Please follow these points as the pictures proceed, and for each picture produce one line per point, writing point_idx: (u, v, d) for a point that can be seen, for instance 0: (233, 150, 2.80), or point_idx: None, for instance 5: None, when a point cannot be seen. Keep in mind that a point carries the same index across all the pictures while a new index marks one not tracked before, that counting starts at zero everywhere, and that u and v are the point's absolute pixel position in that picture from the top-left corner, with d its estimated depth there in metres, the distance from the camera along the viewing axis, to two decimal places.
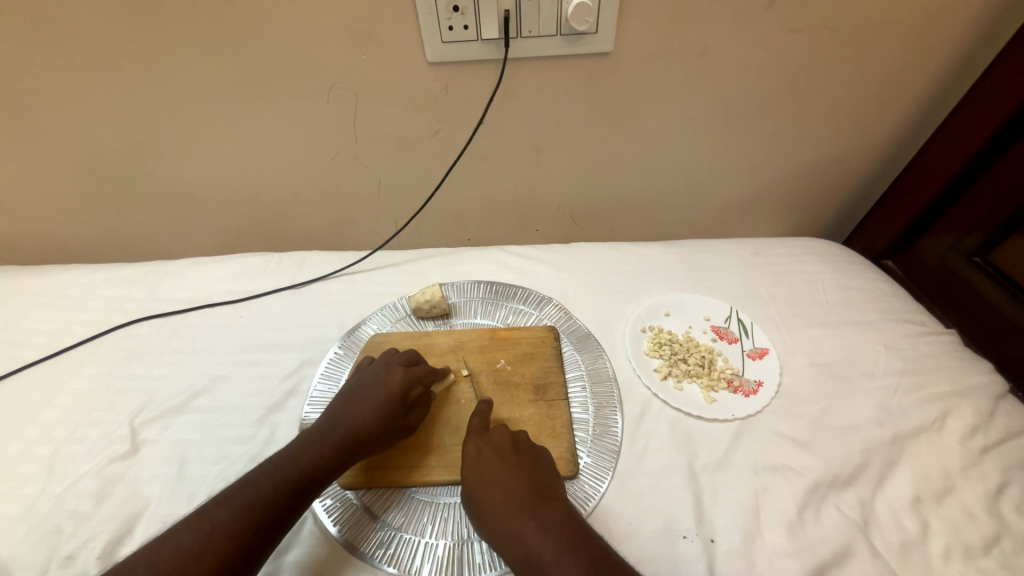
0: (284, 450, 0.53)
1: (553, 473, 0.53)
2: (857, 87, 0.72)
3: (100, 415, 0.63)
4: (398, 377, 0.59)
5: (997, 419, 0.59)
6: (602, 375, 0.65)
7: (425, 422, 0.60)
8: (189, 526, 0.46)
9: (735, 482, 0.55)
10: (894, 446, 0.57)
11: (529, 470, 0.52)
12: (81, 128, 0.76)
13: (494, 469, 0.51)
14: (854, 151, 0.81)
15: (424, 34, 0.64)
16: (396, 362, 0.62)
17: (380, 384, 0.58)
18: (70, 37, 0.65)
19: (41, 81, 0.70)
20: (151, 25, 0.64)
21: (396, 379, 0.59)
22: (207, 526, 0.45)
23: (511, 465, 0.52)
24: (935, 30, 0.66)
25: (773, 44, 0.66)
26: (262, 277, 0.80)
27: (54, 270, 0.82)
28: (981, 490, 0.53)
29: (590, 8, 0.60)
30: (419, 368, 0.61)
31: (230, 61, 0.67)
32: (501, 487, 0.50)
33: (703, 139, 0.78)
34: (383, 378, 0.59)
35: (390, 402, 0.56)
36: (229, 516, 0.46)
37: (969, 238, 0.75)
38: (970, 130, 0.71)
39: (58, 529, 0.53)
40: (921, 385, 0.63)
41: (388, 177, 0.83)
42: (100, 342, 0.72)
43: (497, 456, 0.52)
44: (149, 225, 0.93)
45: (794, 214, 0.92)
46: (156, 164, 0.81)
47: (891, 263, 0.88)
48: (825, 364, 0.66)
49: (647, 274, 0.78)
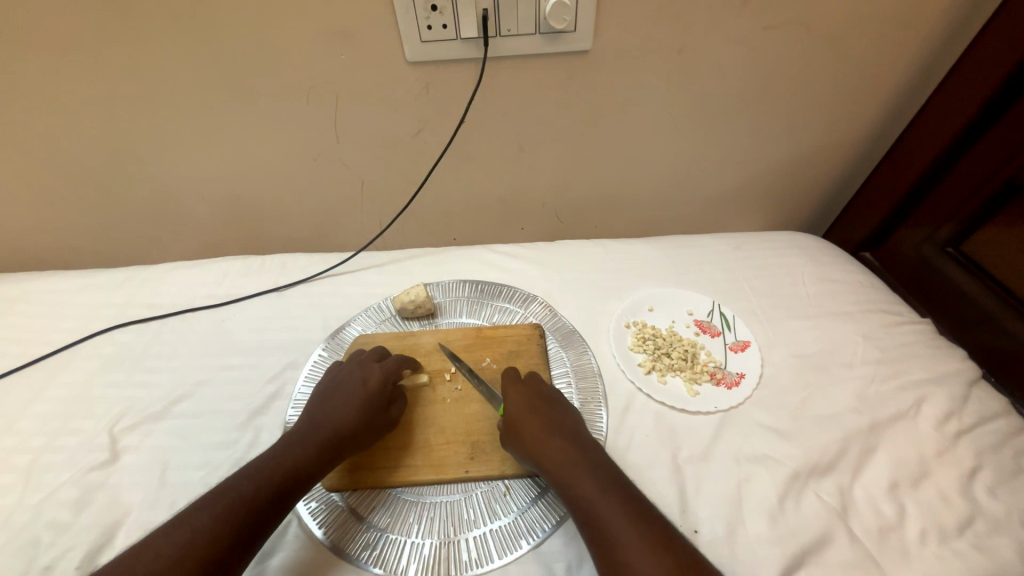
0: (267, 453, 0.53)
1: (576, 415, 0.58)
2: (833, 82, 0.73)
3: (79, 423, 0.62)
4: (376, 373, 0.60)
5: (970, 405, 0.61)
6: (587, 371, 0.66)
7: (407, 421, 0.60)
8: (168, 533, 0.45)
9: (718, 473, 0.56)
10: (871, 434, 0.58)
11: (559, 419, 0.56)
12: (54, 132, 0.74)
13: (531, 412, 0.56)
14: (832, 145, 0.83)
15: (402, 33, 0.64)
16: (372, 359, 0.63)
17: (359, 381, 0.59)
18: (38, 38, 0.63)
19: (10, 83, 0.68)
20: (123, 27, 0.63)
21: (374, 376, 0.60)
22: (187, 531, 0.45)
23: (544, 414, 0.56)
24: (906, 25, 0.67)
25: (749, 41, 0.67)
26: (244, 280, 0.79)
27: (29, 277, 0.80)
28: (954, 474, 0.55)
29: (567, 6, 0.60)
30: (393, 363, 0.62)
31: (206, 61, 0.67)
32: (540, 424, 0.55)
33: (684, 135, 0.79)
34: (361, 376, 0.60)
35: (371, 398, 0.57)
36: (209, 520, 0.46)
37: (943, 229, 0.77)
38: (944, 121, 0.72)
39: (36, 540, 0.52)
40: (898, 372, 0.64)
41: (371, 178, 0.83)
42: (77, 350, 0.71)
43: (533, 401, 0.58)
44: (128, 230, 0.91)
45: (774, 208, 0.94)
46: (133, 168, 0.80)
47: (868, 255, 0.89)
48: (805, 355, 0.67)
49: (630, 270, 0.79)
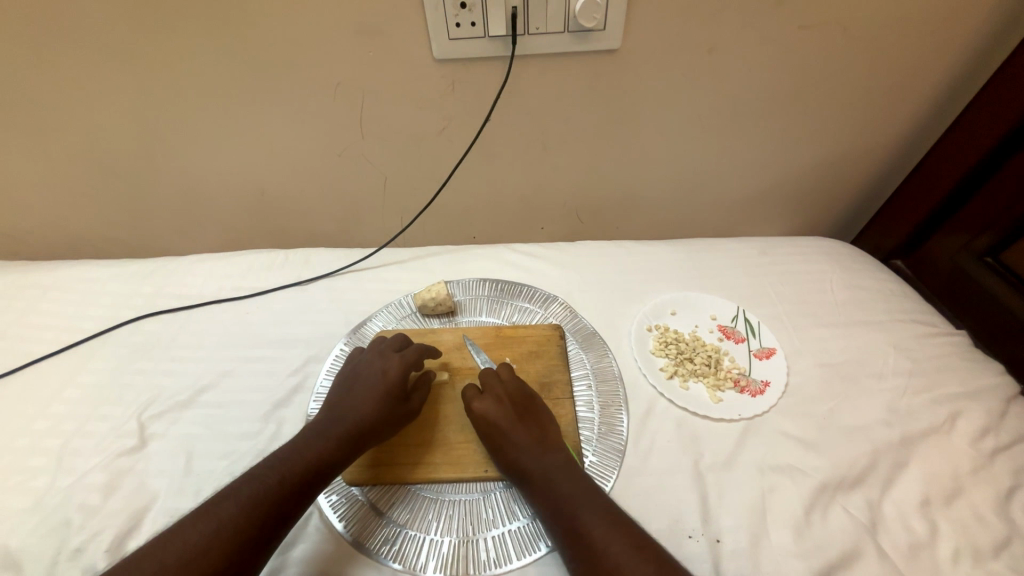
0: (290, 444, 0.53)
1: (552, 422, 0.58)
2: (868, 85, 0.71)
3: (108, 410, 0.64)
4: (395, 364, 0.60)
5: (1007, 422, 0.58)
6: (607, 374, 0.65)
7: (427, 416, 0.60)
8: (194, 521, 0.46)
9: (741, 483, 0.55)
10: (902, 448, 0.57)
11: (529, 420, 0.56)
12: (90, 125, 0.76)
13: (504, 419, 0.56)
14: (864, 150, 0.80)
15: (431, 30, 0.64)
16: (389, 350, 0.62)
17: (377, 372, 0.59)
18: (78, 33, 0.65)
19: (51, 78, 0.70)
20: (159, 22, 0.64)
21: (393, 368, 0.59)
22: (213, 519, 0.46)
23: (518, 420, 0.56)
24: (949, 25, 0.65)
25: (782, 41, 0.66)
26: (268, 273, 0.80)
27: (63, 265, 0.82)
28: (991, 493, 0.53)
29: (597, 5, 0.60)
30: (413, 354, 0.61)
31: (237, 57, 0.68)
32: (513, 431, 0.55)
33: (711, 137, 0.78)
34: (380, 367, 0.60)
35: (390, 390, 0.57)
36: (234, 509, 0.46)
37: (981, 238, 0.74)
38: (984, 126, 0.70)
39: (67, 522, 0.54)
40: (930, 386, 0.62)
41: (394, 175, 0.83)
42: (107, 337, 0.72)
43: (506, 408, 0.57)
44: (156, 221, 0.93)
45: (801, 213, 0.91)
46: (163, 161, 0.82)
47: (900, 263, 0.87)
48: (832, 364, 0.65)
49: (652, 273, 0.78)
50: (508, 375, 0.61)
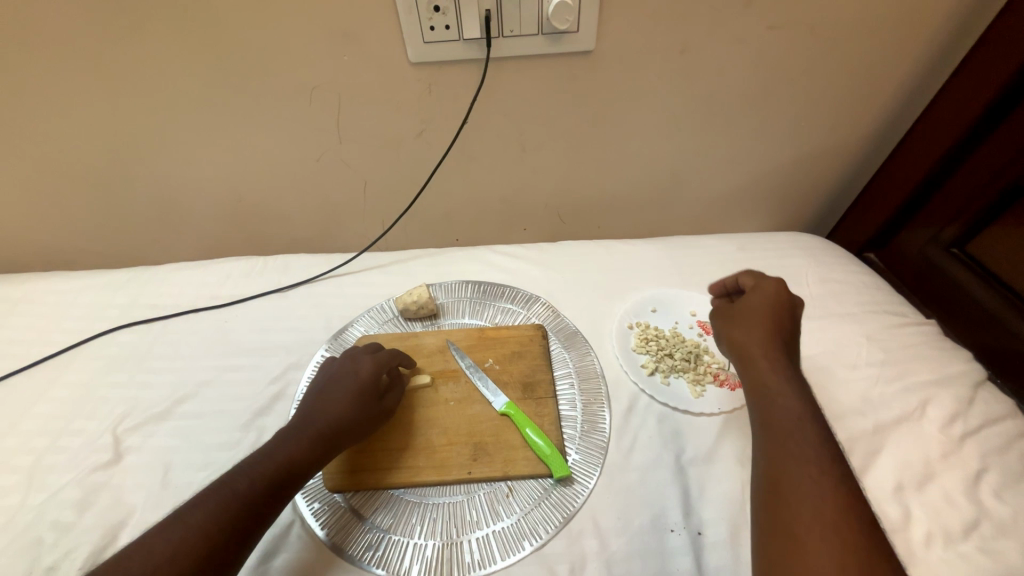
0: (264, 448, 0.52)
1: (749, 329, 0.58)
2: (837, 82, 0.73)
3: (82, 424, 0.62)
4: (368, 364, 0.59)
5: (975, 407, 0.60)
6: (590, 371, 0.66)
7: (403, 418, 0.60)
8: (164, 529, 0.44)
9: (722, 475, 0.56)
10: (875, 436, 0.58)
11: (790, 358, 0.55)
12: (59, 133, 0.75)
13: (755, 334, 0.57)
14: (835, 146, 0.82)
15: (405, 34, 0.64)
16: (362, 352, 0.62)
17: (350, 373, 0.59)
18: (44, 41, 0.64)
19: (15, 85, 0.68)
20: (127, 29, 0.63)
21: (365, 368, 0.59)
22: (181, 527, 0.44)
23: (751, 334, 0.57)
24: (912, 22, 0.66)
25: (752, 41, 0.67)
26: (247, 281, 0.79)
27: (34, 278, 0.80)
28: (960, 476, 0.54)
29: (570, 7, 0.60)
30: (386, 356, 0.61)
31: (209, 63, 0.67)
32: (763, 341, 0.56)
33: (687, 135, 0.79)
34: (352, 368, 0.59)
35: (363, 389, 0.57)
36: (205, 516, 0.45)
37: (947, 229, 0.77)
38: (947, 123, 0.72)
39: (40, 540, 0.52)
40: (902, 374, 0.64)
41: (373, 179, 0.83)
42: (81, 350, 0.71)
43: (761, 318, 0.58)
44: (132, 231, 0.92)
45: (778, 209, 0.93)
46: (137, 169, 0.80)
47: (872, 256, 0.89)
48: (809, 356, 0.66)
49: (633, 271, 0.79)
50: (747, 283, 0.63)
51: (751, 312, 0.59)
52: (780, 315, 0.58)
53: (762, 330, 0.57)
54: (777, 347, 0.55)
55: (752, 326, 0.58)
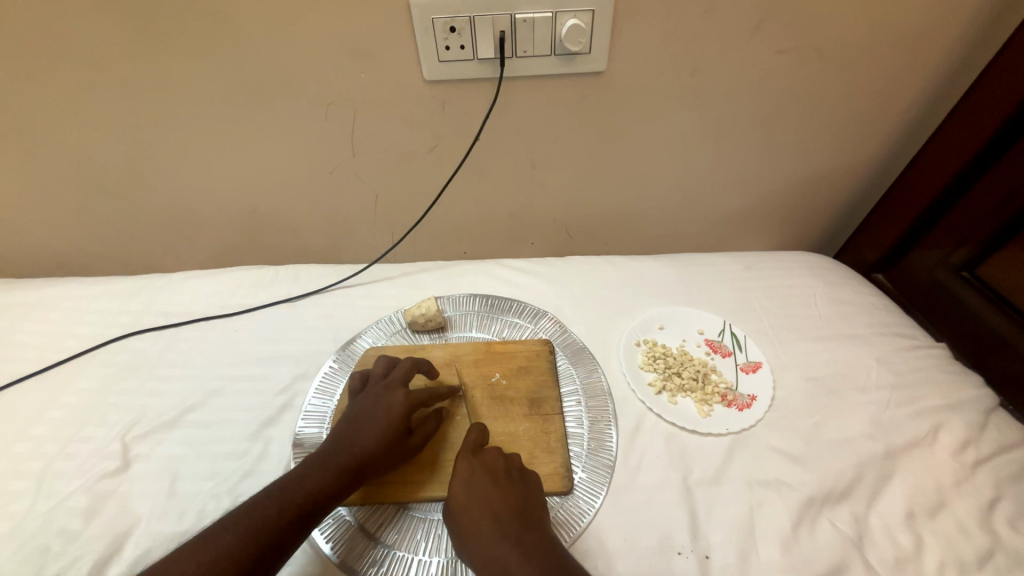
0: (290, 474, 0.52)
1: (483, 487, 0.52)
2: (844, 105, 0.74)
3: (92, 430, 0.63)
4: (400, 400, 0.59)
5: (988, 433, 0.60)
6: (597, 389, 0.66)
7: (434, 443, 0.59)
8: (190, 553, 0.45)
9: (729, 497, 0.55)
10: (886, 461, 0.58)
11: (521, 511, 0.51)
12: (80, 141, 0.76)
13: (483, 495, 0.52)
14: (843, 167, 0.83)
15: (421, 53, 0.65)
16: (396, 381, 0.61)
17: (382, 407, 0.58)
18: (72, 53, 0.66)
19: (41, 93, 0.70)
20: (151, 42, 0.65)
21: (397, 400, 0.59)
22: (209, 549, 0.45)
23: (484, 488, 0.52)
24: (921, 46, 0.67)
25: (761, 63, 0.68)
26: (258, 290, 0.80)
27: (50, 283, 0.81)
28: (973, 505, 0.53)
29: (583, 29, 0.62)
30: (420, 392, 0.60)
31: (230, 77, 0.69)
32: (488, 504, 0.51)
33: (696, 153, 0.80)
34: (385, 401, 0.59)
35: (392, 425, 0.56)
36: (233, 540, 0.46)
37: (958, 252, 0.76)
38: (956, 146, 0.73)
39: (46, 548, 0.53)
40: (912, 399, 0.63)
41: (385, 192, 0.84)
42: (93, 356, 0.72)
43: (489, 478, 0.53)
44: (146, 238, 0.93)
45: (785, 228, 0.94)
46: (154, 177, 0.82)
47: (881, 276, 0.89)
48: (818, 377, 0.66)
49: (643, 288, 0.79)
50: (475, 441, 0.56)
51: (474, 487, 0.53)
52: (497, 487, 0.53)
53: (493, 512, 0.51)
54: (508, 510, 0.51)
55: (479, 512, 0.51)
